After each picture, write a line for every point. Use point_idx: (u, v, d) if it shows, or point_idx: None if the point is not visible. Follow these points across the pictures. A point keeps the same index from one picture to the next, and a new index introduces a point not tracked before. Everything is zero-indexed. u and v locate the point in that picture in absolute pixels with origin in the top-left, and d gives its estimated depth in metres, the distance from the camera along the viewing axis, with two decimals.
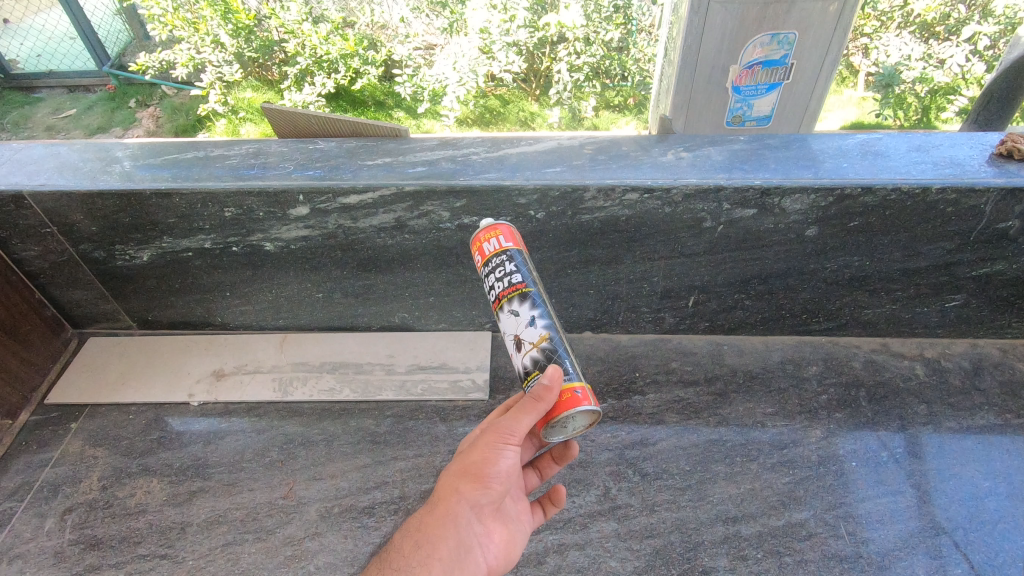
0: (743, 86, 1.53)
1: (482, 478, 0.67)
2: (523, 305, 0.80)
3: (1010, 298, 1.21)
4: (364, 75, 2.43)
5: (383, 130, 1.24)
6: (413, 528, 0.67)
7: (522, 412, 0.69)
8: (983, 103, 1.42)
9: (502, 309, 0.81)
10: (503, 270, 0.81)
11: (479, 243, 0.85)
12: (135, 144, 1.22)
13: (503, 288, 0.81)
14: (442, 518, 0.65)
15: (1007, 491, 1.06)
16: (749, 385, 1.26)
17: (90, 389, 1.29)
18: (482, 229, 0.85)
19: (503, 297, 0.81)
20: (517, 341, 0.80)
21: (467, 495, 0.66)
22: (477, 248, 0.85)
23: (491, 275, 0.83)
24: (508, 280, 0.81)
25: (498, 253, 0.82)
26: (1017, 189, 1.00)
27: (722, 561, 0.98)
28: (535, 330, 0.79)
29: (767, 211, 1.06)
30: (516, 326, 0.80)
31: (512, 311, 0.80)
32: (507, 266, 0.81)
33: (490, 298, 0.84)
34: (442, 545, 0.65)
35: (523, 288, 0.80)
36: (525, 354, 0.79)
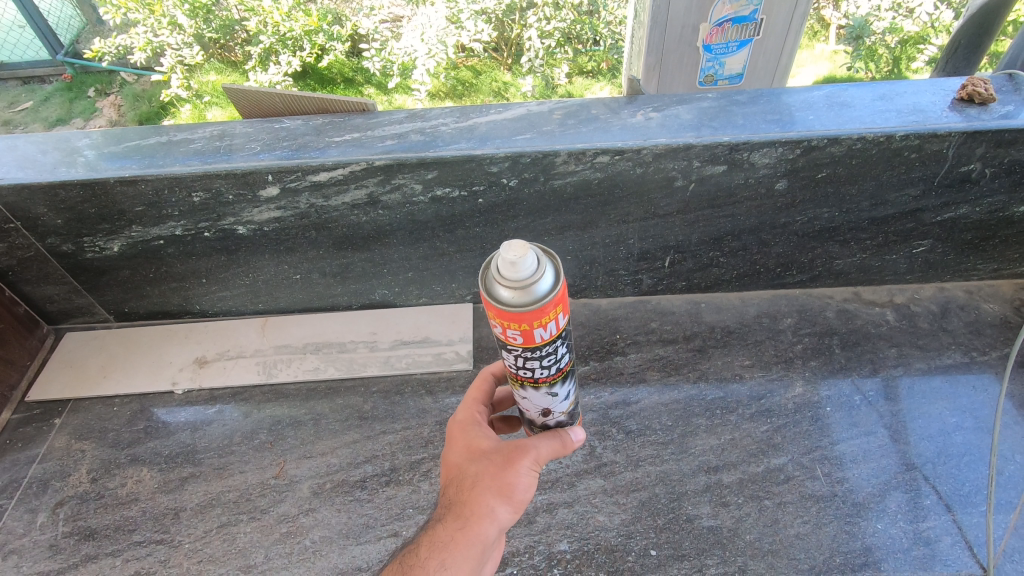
0: (714, 44, 1.52)
1: (512, 500, 0.66)
2: (561, 387, 0.71)
3: (974, 241, 1.24)
4: (330, 52, 2.36)
5: (350, 106, 1.21)
6: (439, 549, 0.64)
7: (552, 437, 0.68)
8: (952, 50, 1.43)
9: (534, 388, 0.69)
10: (546, 356, 0.63)
11: (529, 331, 0.58)
12: (95, 132, 1.19)
13: (550, 374, 0.67)
14: (471, 539, 0.64)
15: (973, 425, 1.11)
16: (727, 340, 1.29)
17: (71, 384, 1.28)
18: (508, 308, 0.54)
19: (546, 382, 0.68)
20: (545, 412, 0.74)
21: (499, 517, 0.65)
22: (515, 326, 0.57)
23: (535, 360, 0.63)
24: (553, 366, 0.66)
25: (551, 339, 0.60)
26: (978, 132, 1.02)
27: (705, 509, 1.01)
28: (566, 403, 0.75)
29: (737, 166, 1.07)
30: (548, 401, 0.72)
31: (547, 392, 0.71)
32: (556, 352, 0.64)
33: (512, 368, 0.67)
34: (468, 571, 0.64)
35: (566, 371, 0.69)
36: (552, 418, 0.76)
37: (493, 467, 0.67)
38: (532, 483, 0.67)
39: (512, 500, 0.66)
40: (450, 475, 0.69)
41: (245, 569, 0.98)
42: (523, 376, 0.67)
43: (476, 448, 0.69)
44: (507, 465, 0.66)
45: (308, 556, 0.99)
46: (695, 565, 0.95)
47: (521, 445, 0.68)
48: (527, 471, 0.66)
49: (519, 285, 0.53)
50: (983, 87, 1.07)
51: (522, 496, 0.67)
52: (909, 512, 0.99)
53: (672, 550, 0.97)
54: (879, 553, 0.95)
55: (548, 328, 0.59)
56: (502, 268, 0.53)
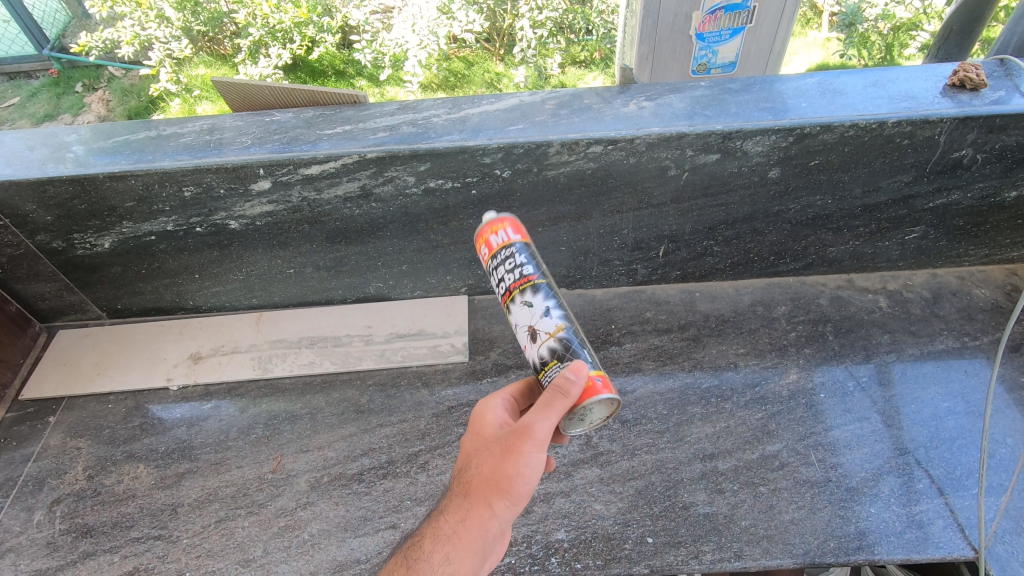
0: (707, 33, 1.52)
1: (511, 491, 0.65)
2: (535, 296, 0.76)
3: (966, 227, 1.25)
4: (320, 44, 2.31)
5: (341, 98, 1.20)
6: (441, 542, 0.64)
7: (548, 412, 0.66)
8: (944, 37, 1.43)
9: (512, 302, 0.77)
10: (510, 261, 0.77)
11: (484, 237, 0.79)
12: (84, 128, 1.18)
13: (514, 280, 0.76)
14: (471, 531, 0.64)
15: (965, 409, 1.12)
16: (722, 329, 1.29)
17: (65, 382, 1.27)
18: (484, 224, 0.80)
19: (515, 289, 0.76)
20: (530, 332, 0.76)
21: (498, 509, 0.65)
22: (481, 241, 0.80)
23: (501, 266, 0.78)
24: (520, 271, 0.76)
25: (506, 245, 0.78)
26: (969, 118, 1.02)
27: (701, 496, 1.02)
28: (550, 321, 0.75)
29: (730, 155, 1.07)
30: (529, 316, 0.76)
31: (523, 302, 0.76)
32: (517, 257, 0.77)
33: (499, 289, 0.79)
34: (469, 565, 0.63)
35: (533, 279, 0.76)
36: (541, 345, 0.75)
37: (493, 457, 0.66)
38: (532, 473, 0.66)
39: (515, 490, 0.65)
40: (458, 468, 0.70)
41: (244, 563, 0.98)
42: (505, 292, 0.77)
43: (480, 439, 0.70)
44: (505, 455, 0.65)
45: (306, 549, 0.99)
46: (691, 551, 0.95)
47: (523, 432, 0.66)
48: (526, 459, 0.65)
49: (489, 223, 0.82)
50: (974, 73, 1.07)
51: (522, 487, 0.65)
52: (902, 496, 1.00)
53: (669, 537, 0.97)
54: (872, 537, 0.95)
55: (497, 231, 0.78)
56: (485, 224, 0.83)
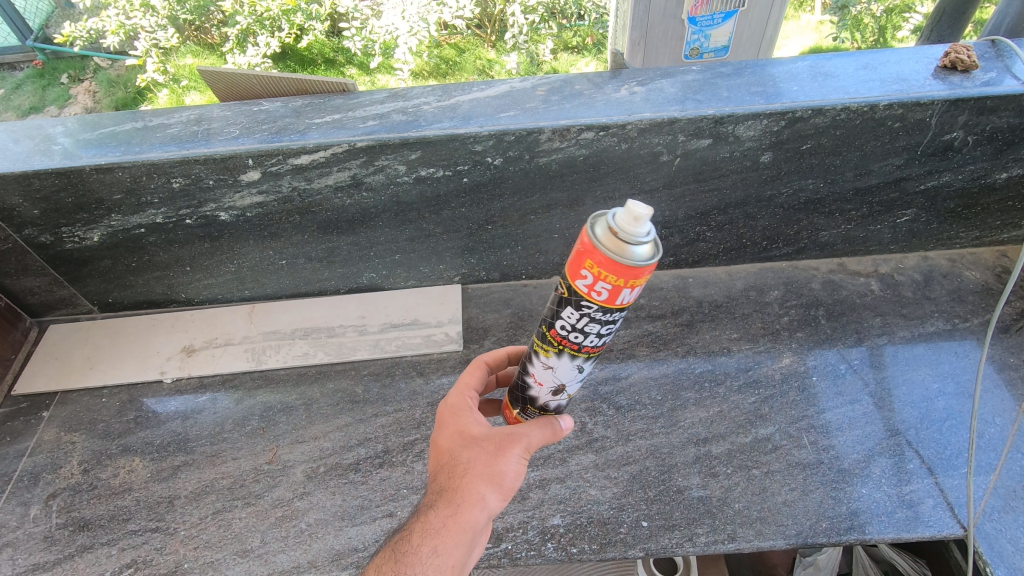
0: (699, 17, 1.51)
1: (504, 488, 0.67)
2: (591, 367, 0.69)
3: (957, 209, 1.25)
4: (309, 32, 2.29)
5: (330, 86, 1.19)
6: (432, 536, 0.65)
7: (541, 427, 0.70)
8: (937, 19, 1.42)
9: (569, 359, 0.67)
10: (607, 325, 0.61)
11: (615, 290, 0.55)
12: (69, 119, 1.17)
13: (589, 347, 0.64)
14: (463, 526, 0.65)
15: (955, 390, 1.13)
16: (715, 314, 1.30)
17: (57, 376, 1.26)
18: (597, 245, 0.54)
19: (581, 352, 0.65)
20: (558, 390, 0.73)
21: (490, 505, 0.66)
22: (605, 279, 0.54)
23: (598, 325, 0.61)
24: (600, 338, 0.63)
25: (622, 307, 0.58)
26: (960, 100, 1.02)
27: (695, 480, 1.03)
28: (579, 389, 0.74)
29: (721, 140, 1.07)
30: (570, 378, 0.70)
31: (575, 366, 0.68)
32: (610, 329, 0.62)
33: (561, 327, 0.63)
34: (459, 559, 0.65)
35: (599, 351, 0.66)
36: (557, 400, 0.75)
37: (486, 455, 0.68)
38: (521, 472, 0.69)
39: (502, 487, 0.67)
40: (440, 462, 0.70)
41: (242, 553, 0.98)
42: (568, 343, 0.64)
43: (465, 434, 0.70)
44: (500, 454, 0.67)
45: (304, 538, 0.99)
46: (685, 534, 0.96)
47: (513, 433, 0.69)
48: (519, 459, 0.68)
49: (624, 242, 0.52)
50: (966, 54, 1.07)
51: (512, 484, 0.68)
52: (893, 477, 1.01)
53: (663, 520, 0.98)
54: (864, 517, 0.96)
55: (632, 295, 0.56)
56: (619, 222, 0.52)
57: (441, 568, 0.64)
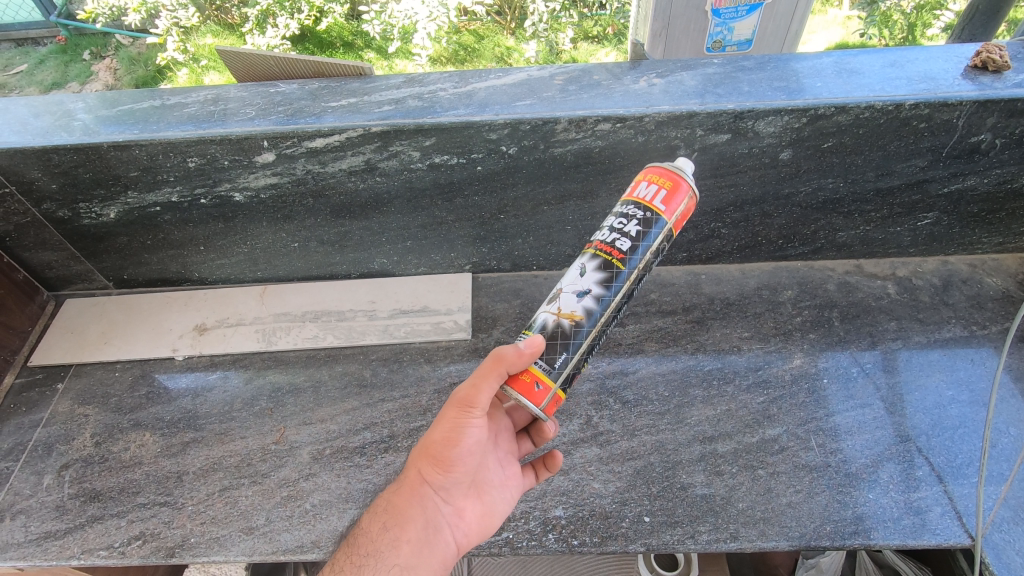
0: (723, 9, 1.48)
1: (439, 457, 0.76)
2: (591, 270, 0.78)
3: (980, 214, 1.22)
4: (328, 15, 2.31)
5: (346, 69, 1.19)
6: (382, 514, 0.80)
7: (476, 380, 0.74)
8: (969, 17, 1.38)
9: (581, 256, 0.81)
10: (624, 219, 0.79)
11: (642, 182, 0.81)
12: (88, 96, 1.17)
13: (605, 238, 0.79)
14: (406, 500, 0.78)
15: (969, 398, 1.11)
16: (726, 312, 1.28)
17: (72, 350, 1.28)
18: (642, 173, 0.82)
19: (591, 246, 0.80)
20: (556, 294, 0.81)
21: (429, 476, 0.78)
22: (641, 180, 0.82)
23: (615, 219, 0.80)
24: (611, 238, 0.79)
25: (641, 205, 0.79)
26: (990, 101, 0.99)
27: (699, 477, 1.02)
28: (572, 302, 0.78)
29: (740, 135, 1.05)
30: (571, 278, 0.80)
31: (579, 264, 0.80)
32: (631, 229, 0.78)
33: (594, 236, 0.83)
34: (409, 529, 0.77)
35: (613, 253, 0.78)
36: (550, 310, 0.80)
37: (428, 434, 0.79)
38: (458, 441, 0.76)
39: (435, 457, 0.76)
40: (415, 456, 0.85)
41: (247, 531, 0.99)
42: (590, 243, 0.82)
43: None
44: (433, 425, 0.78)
45: (308, 519, 1.00)
46: (687, 531, 0.96)
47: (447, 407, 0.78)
48: (449, 426, 0.75)
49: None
50: (998, 54, 1.04)
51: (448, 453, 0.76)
52: (901, 483, 1.00)
53: (666, 516, 0.98)
54: (869, 522, 0.95)
55: (646, 186, 0.79)
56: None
57: (390, 541, 0.77)
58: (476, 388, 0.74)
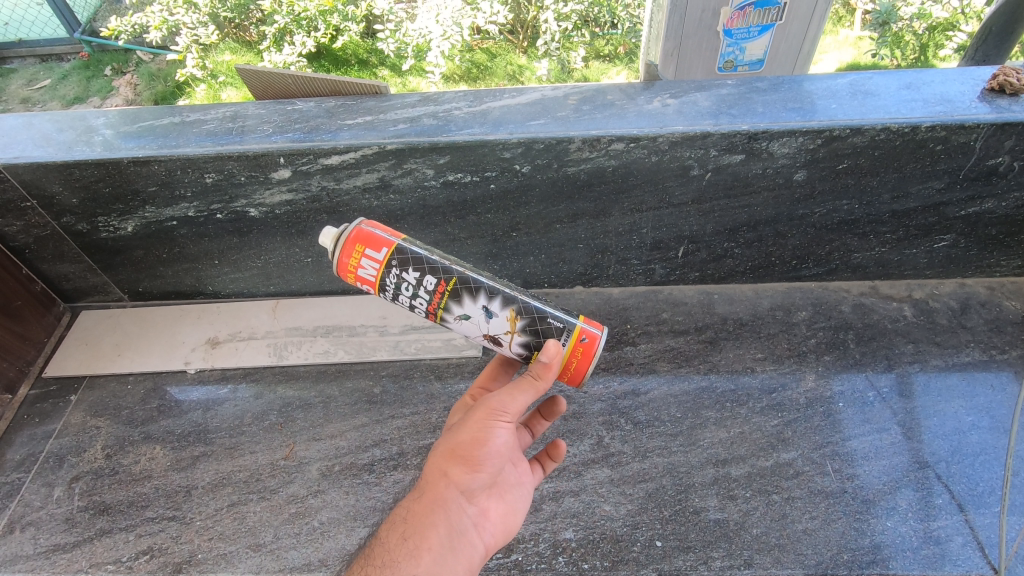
0: (735, 29, 1.48)
1: (470, 461, 0.71)
2: (469, 306, 0.77)
3: (999, 236, 1.21)
4: (344, 32, 2.31)
5: (363, 88, 1.20)
6: (399, 523, 0.70)
7: (510, 392, 0.73)
8: (983, 37, 1.38)
9: (446, 320, 0.79)
10: (409, 283, 0.76)
11: (353, 270, 0.77)
12: (111, 111, 1.19)
13: (431, 302, 0.77)
14: (428, 506, 0.70)
15: (989, 424, 1.09)
16: (739, 332, 1.27)
17: (86, 361, 1.29)
18: (343, 254, 0.76)
19: (439, 308, 0.77)
20: (492, 339, 0.80)
21: (456, 480, 0.71)
22: (350, 274, 0.78)
23: (408, 298, 0.78)
24: (423, 290, 0.76)
25: (390, 272, 0.76)
26: (1008, 124, 0.99)
27: (712, 502, 1.01)
28: (498, 320, 0.77)
29: (755, 156, 1.05)
30: (473, 326, 0.79)
31: (460, 317, 0.78)
32: (412, 276, 0.76)
33: (422, 310, 0.80)
34: (432, 536, 0.69)
35: (441, 292, 0.76)
36: (511, 344, 0.79)
37: (449, 436, 0.74)
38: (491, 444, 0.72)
39: (466, 461, 0.71)
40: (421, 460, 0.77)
41: (254, 547, 0.99)
42: (427, 313, 0.79)
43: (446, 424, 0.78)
44: (461, 429, 0.73)
45: (316, 536, 1.00)
46: (700, 557, 0.94)
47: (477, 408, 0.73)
48: (481, 429, 0.72)
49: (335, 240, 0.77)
50: (1015, 77, 1.03)
51: (480, 457, 0.71)
52: (919, 511, 0.98)
53: (678, 541, 0.96)
54: (888, 551, 0.93)
55: (361, 264, 0.76)
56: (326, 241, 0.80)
57: (409, 551, 0.67)
58: (516, 394, 0.72)
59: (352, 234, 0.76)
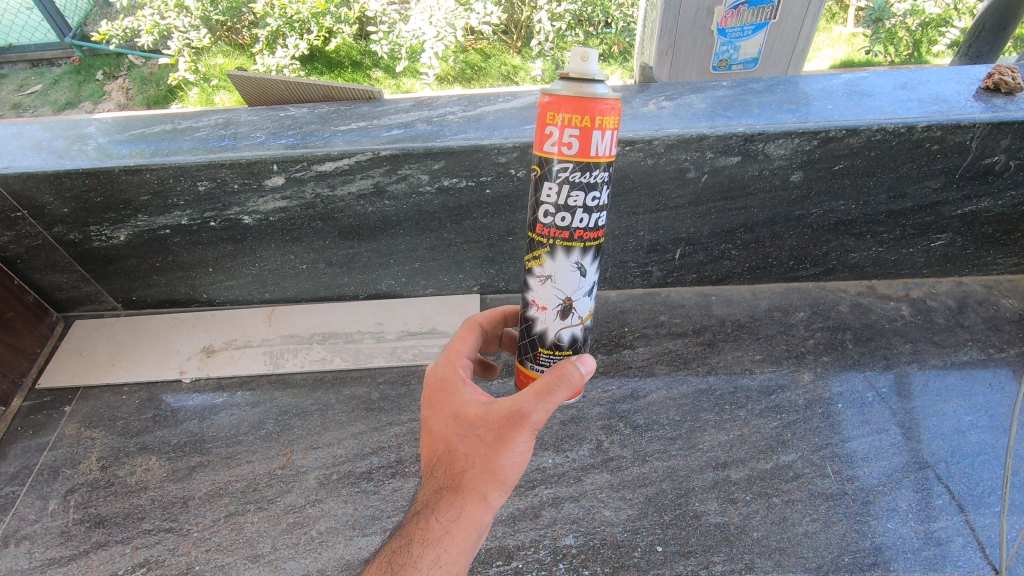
0: (729, 28, 1.48)
1: (506, 479, 0.63)
2: (591, 267, 0.66)
3: (995, 235, 1.21)
4: (337, 35, 2.29)
5: (357, 93, 1.20)
6: (431, 546, 0.62)
7: (550, 402, 0.62)
8: (976, 34, 1.38)
9: (567, 252, 0.64)
10: (590, 192, 0.61)
11: (584, 127, 0.58)
12: (103, 119, 1.18)
13: (581, 231, 0.63)
14: (465, 532, 0.62)
15: (989, 423, 1.08)
16: (737, 334, 1.27)
17: (80, 371, 1.28)
18: (594, 108, 0.57)
19: (583, 239, 0.64)
20: (566, 307, 0.68)
21: (492, 502, 0.63)
22: (576, 124, 0.58)
23: (568, 197, 0.61)
24: (588, 216, 0.62)
25: (593, 164, 0.60)
26: (1003, 123, 0.98)
27: (713, 505, 1.00)
28: (588, 304, 0.69)
29: (751, 158, 1.05)
30: (574, 284, 0.66)
31: (577, 264, 0.65)
32: (593, 199, 0.62)
33: (547, 214, 0.64)
34: (465, 560, 0.63)
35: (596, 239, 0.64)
36: (569, 326, 0.69)
37: (483, 447, 0.62)
38: (523, 458, 0.63)
39: (506, 480, 0.63)
40: (436, 455, 0.65)
41: (252, 558, 0.98)
42: (560, 224, 0.63)
43: (460, 418, 0.64)
44: (499, 445, 0.62)
45: (314, 546, 0.99)
46: (701, 561, 0.93)
47: (517, 419, 0.61)
48: (521, 446, 0.62)
49: (580, 84, 0.58)
50: (1010, 76, 1.03)
51: (515, 474, 0.63)
52: (919, 512, 0.97)
53: (679, 546, 0.95)
54: (888, 553, 0.92)
55: (597, 135, 0.58)
56: (572, 68, 0.59)
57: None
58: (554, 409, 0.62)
59: (609, 100, 0.58)
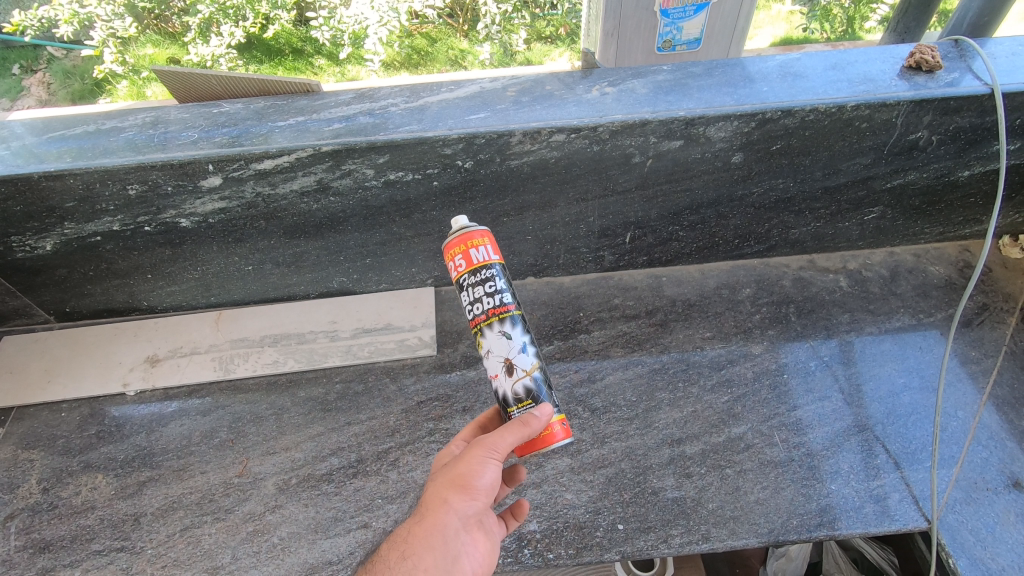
0: (672, 9, 1.50)
1: (468, 488, 0.71)
2: (513, 330, 0.83)
3: (921, 207, 1.27)
4: (275, 21, 2.06)
5: (292, 86, 1.16)
6: (399, 542, 0.70)
7: (506, 430, 0.75)
8: (903, 10, 1.37)
9: (489, 327, 0.83)
10: (485, 284, 0.83)
11: (468, 249, 0.83)
12: (20, 121, 1.11)
13: (493, 306, 0.83)
14: (427, 530, 0.68)
15: (920, 384, 1.15)
16: (688, 313, 1.31)
17: (12, 390, 1.21)
18: (461, 234, 0.84)
19: (494, 315, 0.83)
20: (507, 366, 0.83)
21: (455, 506, 0.70)
22: (459, 252, 0.83)
23: (477, 288, 0.83)
24: (497, 298, 0.83)
25: (485, 264, 0.84)
26: (925, 100, 1.03)
27: (670, 481, 1.04)
28: (526, 358, 0.83)
29: (692, 141, 1.07)
30: (508, 348, 0.83)
31: (501, 333, 0.83)
32: (495, 284, 0.83)
33: (471, 311, 0.85)
34: (428, 558, 0.68)
35: (509, 310, 0.83)
36: (518, 380, 0.83)
37: (451, 465, 0.73)
38: (488, 476, 0.72)
39: (467, 491, 0.71)
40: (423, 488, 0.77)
41: (211, 570, 0.96)
42: (477, 317, 0.84)
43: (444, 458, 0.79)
44: (460, 459, 0.73)
45: (276, 553, 0.97)
46: (660, 536, 0.97)
47: (476, 441, 0.74)
48: (479, 460, 0.72)
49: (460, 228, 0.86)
50: (930, 55, 1.08)
51: (478, 488, 0.71)
52: (861, 473, 1.03)
53: (639, 523, 0.98)
54: (834, 513, 0.98)
55: (482, 248, 0.83)
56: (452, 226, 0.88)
57: (408, 569, 0.67)
58: (504, 434, 0.74)
59: (474, 231, 0.85)
